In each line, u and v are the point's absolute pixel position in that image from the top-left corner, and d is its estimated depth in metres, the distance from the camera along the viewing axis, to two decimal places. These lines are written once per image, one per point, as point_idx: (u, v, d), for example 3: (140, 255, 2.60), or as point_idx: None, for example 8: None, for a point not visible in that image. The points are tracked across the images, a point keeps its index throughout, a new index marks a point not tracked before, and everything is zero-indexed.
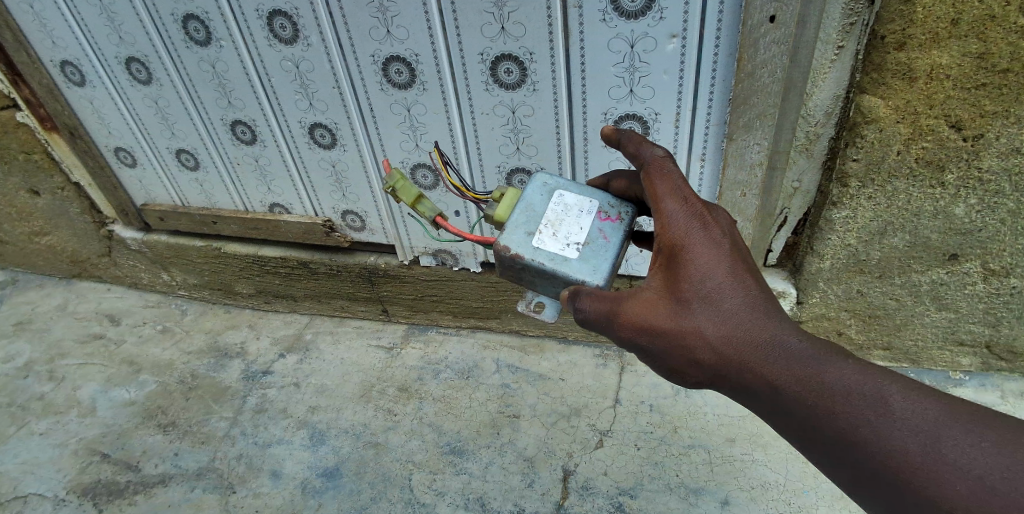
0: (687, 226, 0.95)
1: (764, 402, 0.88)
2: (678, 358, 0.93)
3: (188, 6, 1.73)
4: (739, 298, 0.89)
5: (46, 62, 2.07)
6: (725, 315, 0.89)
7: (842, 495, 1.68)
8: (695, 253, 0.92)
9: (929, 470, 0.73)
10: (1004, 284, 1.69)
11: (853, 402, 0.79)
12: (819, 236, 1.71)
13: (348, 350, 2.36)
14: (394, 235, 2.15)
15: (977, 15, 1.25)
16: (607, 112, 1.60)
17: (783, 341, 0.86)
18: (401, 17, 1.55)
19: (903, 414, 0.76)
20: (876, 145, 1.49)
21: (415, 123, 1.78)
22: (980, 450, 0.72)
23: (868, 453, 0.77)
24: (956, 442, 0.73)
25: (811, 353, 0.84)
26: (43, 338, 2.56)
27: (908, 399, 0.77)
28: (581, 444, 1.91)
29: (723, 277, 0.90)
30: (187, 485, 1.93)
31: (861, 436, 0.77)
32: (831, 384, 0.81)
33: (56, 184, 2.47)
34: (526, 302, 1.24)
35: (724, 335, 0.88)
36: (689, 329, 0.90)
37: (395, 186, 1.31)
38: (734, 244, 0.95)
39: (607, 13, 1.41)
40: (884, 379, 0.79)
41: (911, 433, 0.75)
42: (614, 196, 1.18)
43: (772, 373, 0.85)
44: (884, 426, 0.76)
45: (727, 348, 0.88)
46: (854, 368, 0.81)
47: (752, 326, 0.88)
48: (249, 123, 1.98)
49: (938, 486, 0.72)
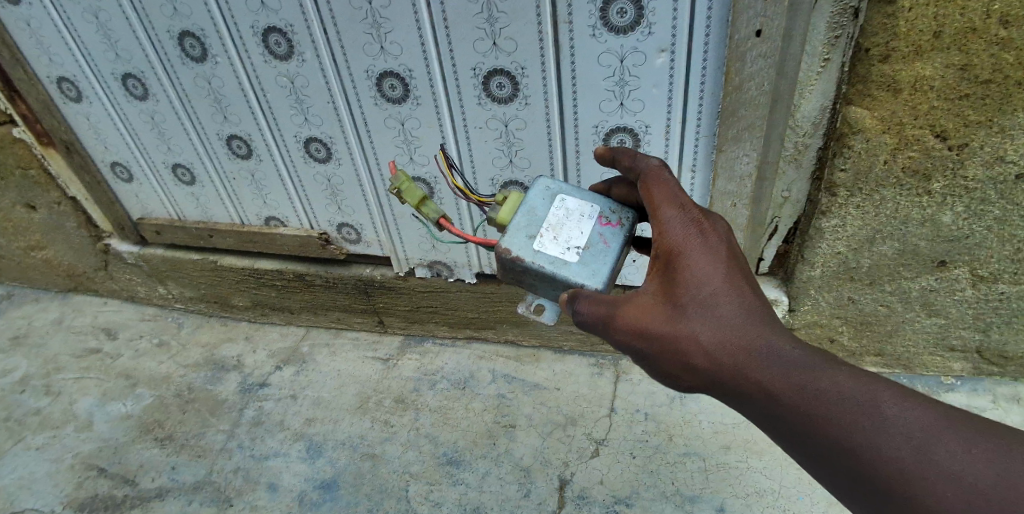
0: (685, 234, 0.97)
1: (758, 408, 0.88)
2: (673, 361, 0.93)
3: (184, 24, 1.75)
4: (736, 305, 0.90)
5: (43, 78, 2.09)
6: (721, 321, 0.90)
7: (835, 501, 1.69)
8: (692, 259, 0.94)
9: (927, 473, 0.74)
10: (993, 289, 1.71)
11: (846, 406, 0.81)
12: (810, 244, 1.73)
13: (345, 362, 2.37)
14: (389, 246, 2.16)
15: (959, 28, 1.28)
16: (598, 125, 1.62)
17: (778, 349, 0.87)
18: (394, 34, 1.58)
19: (898, 418, 0.78)
20: (863, 155, 1.51)
21: (409, 137, 1.80)
22: (975, 452, 0.74)
23: (863, 457, 0.78)
24: (950, 445, 0.75)
25: (806, 361, 0.85)
26: (39, 353, 2.56)
27: (901, 404, 0.79)
28: (577, 454, 1.92)
29: (719, 284, 0.92)
30: (184, 499, 1.93)
31: (856, 442, 0.78)
32: (826, 392, 0.82)
33: (53, 199, 2.48)
34: (528, 305, 1.27)
35: (720, 340, 0.89)
36: (685, 335, 0.91)
37: (401, 187, 1.33)
38: (731, 252, 0.96)
39: (597, 28, 1.44)
40: (876, 383, 0.81)
41: (905, 438, 0.77)
42: (615, 202, 1.21)
43: (766, 378, 0.86)
44: (879, 430, 0.78)
45: (723, 353, 0.89)
46: (848, 375, 0.83)
47: (748, 333, 0.89)
48: (245, 137, 2.00)
49: (934, 490, 0.73)
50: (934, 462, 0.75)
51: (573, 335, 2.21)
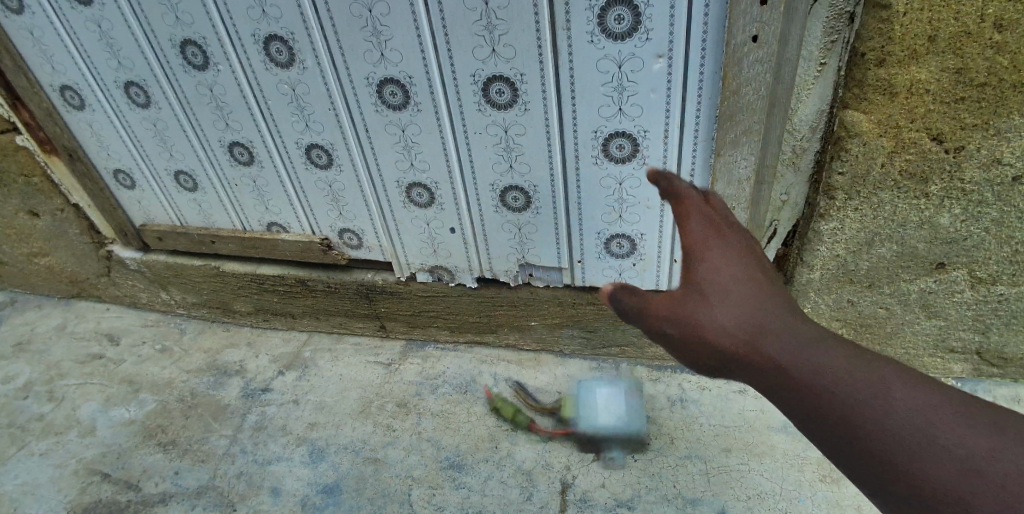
0: (708, 233, 0.99)
1: (771, 391, 0.85)
2: (692, 347, 0.91)
3: (186, 32, 1.76)
4: (756, 299, 0.91)
5: (45, 86, 2.10)
6: (742, 307, 0.90)
7: (836, 503, 1.70)
8: (714, 256, 0.96)
9: (932, 461, 0.71)
10: (991, 291, 1.72)
11: (856, 388, 0.78)
12: (809, 248, 1.74)
13: (346, 366, 2.38)
14: (390, 251, 2.17)
15: (953, 33, 1.29)
16: (597, 130, 1.63)
17: (797, 337, 0.86)
18: (394, 41, 1.59)
19: (908, 404, 0.75)
20: (860, 158, 1.52)
21: (409, 143, 1.81)
22: (984, 440, 0.70)
23: (870, 440, 0.75)
24: (959, 432, 0.71)
25: (823, 347, 0.83)
26: (42, 359, 2.57)
27: (912, 391, 0.76)
28: (578, 457, 1.92)
29: (740, 280, 0.93)
30: (188, 503, 1.94)
31: (864, 426, 0.75)
32: (840, 375, 0.79)
33: (56, 206, 2.50)
34: None
35: (742, 323, 0.88)
36: (707, 321, 0.90)
37: None
38: (750, 254, 0.99)
39: (595, 34, 1.45)
40: (889, 370, 0.79)
41: (914, 424, 0.73)
42: None
43: (783, 359, 0.83)
44: (887, 414, 0.75)
45: (744, 334, 0.87)
46: (863, 361, 0.81)
47: (768, 319, 0.88)
48: (246, 143, 2.01)
49: (938, 478, 0.70)
50: (940, 450, 0.71)
51: (574, 339, 2.22)
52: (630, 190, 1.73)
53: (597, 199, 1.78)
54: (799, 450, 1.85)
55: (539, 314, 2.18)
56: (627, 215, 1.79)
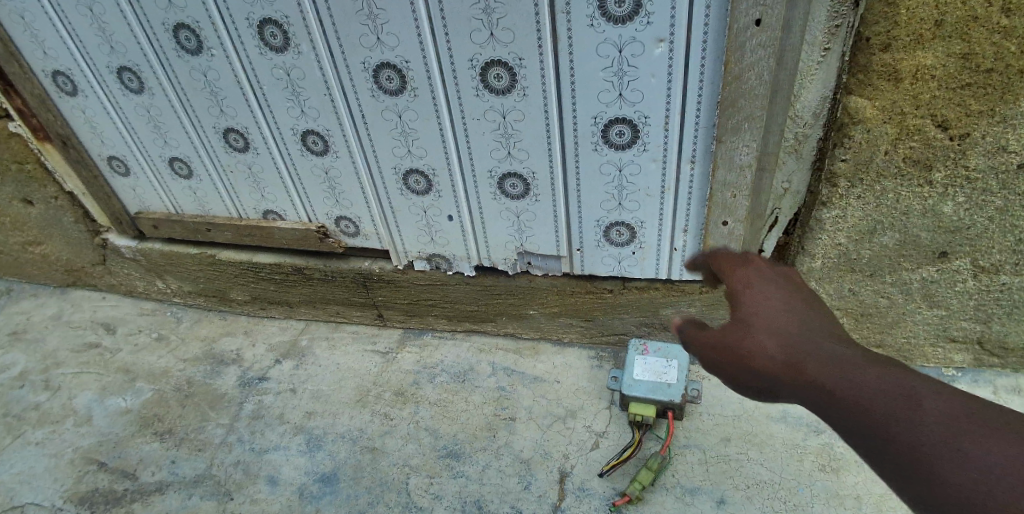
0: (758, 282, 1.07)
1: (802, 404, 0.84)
2: (732, 366, 0.93)
3: (179, 15, 1.73)
4: (797, 322, 0.94)
5: (38, 72, 2.07)
6: (781, 328, 0.93)
7: (836, 493, 1.70)
8: (760, 293, 1.03)
9: (946, 464, 0.66)
10: (994, 280, 1.70)
11: (874, 391, 0.76)
12: (810, 236, 1.72)
13: (344, 355, 2.36)
14: (388, 239, 2.15)
15: (961, 17, 1.27)
16: (597, 116, 1.60)
17: (829, 349, 0.86)
18: (390, 25, 1.56)
19: (926, 405, 0.72)
20: (863, 145, 1.50)
21: (407, 129, 1.79)
22: (1003, 446, 0.65)
23: (886, 444, 0.72)
24: (973, 435, 0.67)
25: (851, 357, 0.83)
26: (38, 348, 2.56)
27: (935, 395, 0.72)
28: (576, 446, 1.91)
29: (784, 309, 0.98)
30: (184, 493, 1.94)
31: (879, 428, 0.73)
32: (858, 378, 0.78)
33: (50, 193, 2.48)
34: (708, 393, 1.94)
35: (775, 340, 0.91)
36: (745, 339, 0.94)
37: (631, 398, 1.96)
38: (800, 295, 1.02)
39: (595, 18, 1.43)
40: (909, 375, 0.76)
41: (930, 426, 0.70)
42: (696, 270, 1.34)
43: (809, 367, 0.83)
44: (904, 415, 0.72)
45: (776, 349, 0.89)
46: (887, 369, 0.79)
47: (803, 337, 0.90)
48: (242, 130, 1.99)
49: (951, 482, 0.65)
50: (955, 454, 0.66)
51: (572, 327, 2.21)
52: (630, 178, 1.71)
53: (597, 186, 1.76)
54: (798, 439, 1.84)
55: (538, 303, 2.17)
56: (627, 203, 1.77)
